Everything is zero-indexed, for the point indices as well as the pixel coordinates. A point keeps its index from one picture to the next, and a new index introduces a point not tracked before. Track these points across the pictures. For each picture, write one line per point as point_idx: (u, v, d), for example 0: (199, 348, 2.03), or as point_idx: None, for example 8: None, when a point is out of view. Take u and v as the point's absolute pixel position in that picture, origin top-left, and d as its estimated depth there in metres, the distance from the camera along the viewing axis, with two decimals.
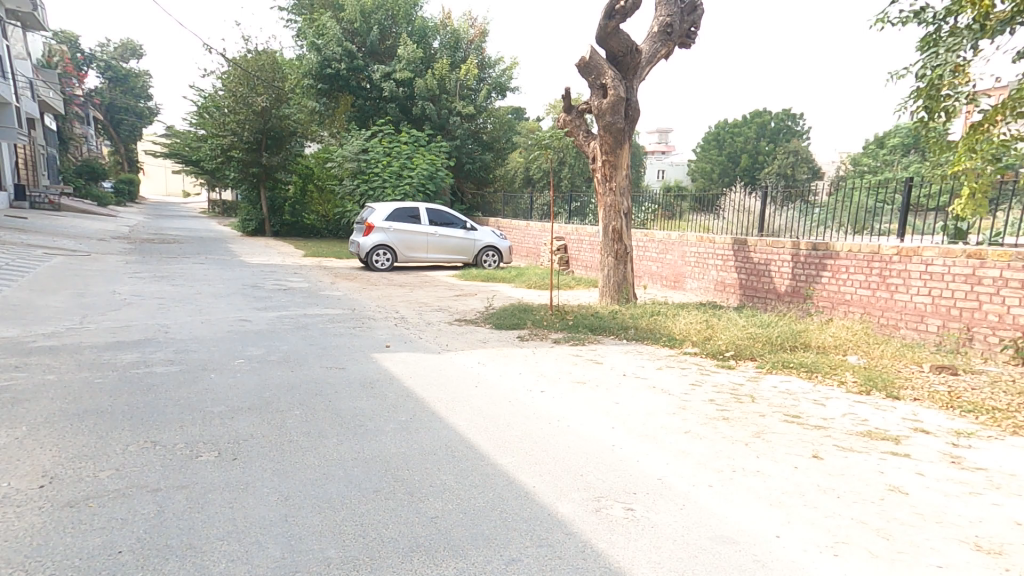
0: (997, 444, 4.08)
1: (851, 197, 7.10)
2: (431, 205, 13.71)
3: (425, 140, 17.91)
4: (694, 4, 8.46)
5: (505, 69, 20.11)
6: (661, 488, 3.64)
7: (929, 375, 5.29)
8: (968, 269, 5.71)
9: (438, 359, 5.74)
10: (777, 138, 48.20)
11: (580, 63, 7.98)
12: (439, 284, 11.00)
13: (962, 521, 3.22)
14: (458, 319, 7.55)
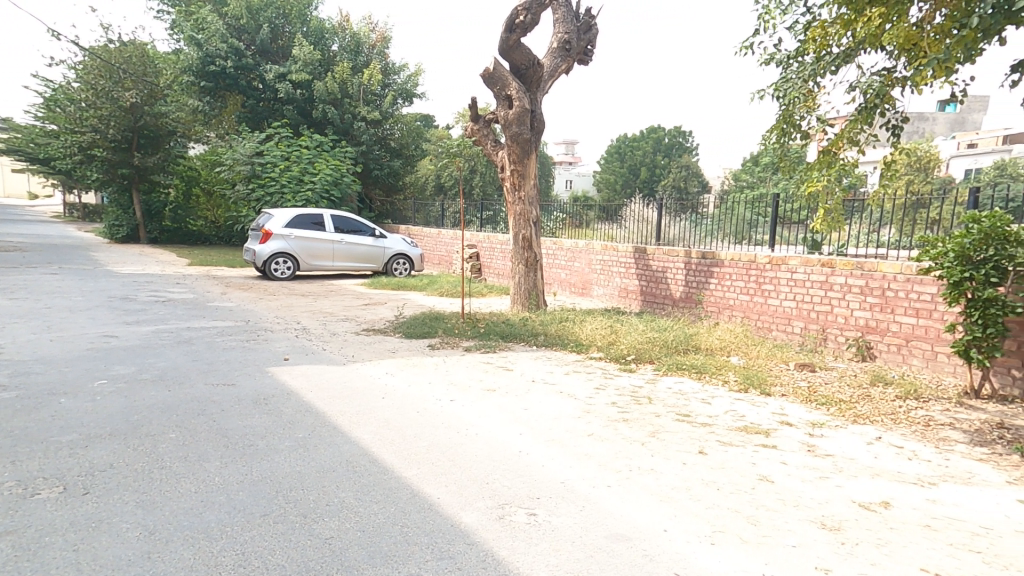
0: (843, 432, 4.71)
1: (733, 209, 7.83)
2: (336, 212, 13.21)
3: (328, 145, 17.27)
4: (589, 23, 8.92)
5: (409, 77, 19.80)
6: (564, 491, 3.78)
7: (794, 372, 5.99)
8: (822, 277, 6.55)
9: (343, 371, 5.53)
10: (673, 154, 52.18)
11: (484, 73, 8.13)
12: (347, 293, 10.61)
13: (814, 504, 3.68)
14: (365, 329, 7.33)
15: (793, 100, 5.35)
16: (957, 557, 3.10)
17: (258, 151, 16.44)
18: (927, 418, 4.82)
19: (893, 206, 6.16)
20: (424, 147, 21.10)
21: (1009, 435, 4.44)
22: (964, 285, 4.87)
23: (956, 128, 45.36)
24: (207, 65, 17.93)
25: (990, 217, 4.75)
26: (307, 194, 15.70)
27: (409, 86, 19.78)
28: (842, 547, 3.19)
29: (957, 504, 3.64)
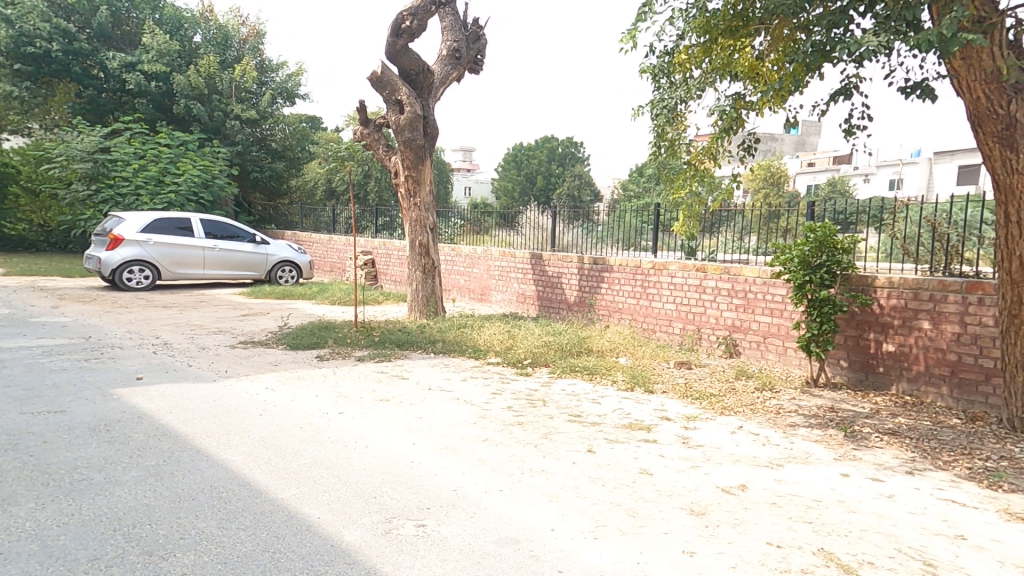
0: (712, 424, 5.18)
1: (623, 217, 8.32)
2: (206, 216, 12.20)
3: (194, 144, 15.96)
4: (478, 33, 9.01)
5: (291, 75, 18.71)
6: (455, 499, 3.76)
7: (673, 370, 6.49)
8: (697, 281, 7.18)
9: (212, 388, 5.08)
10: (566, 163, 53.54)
11: (372, 77, 7.98)
12: (222, 304, 9.78)
13: (686, 492, 3.99)
14: (243, 342, 6.80)
15: (664, 117, 5.81)
16: (795, 528, 3.52)
17: (101, 147, 14.69)
18: (778, 407, 5.45)
19: (755, 217, 6.88)
20: (312, 149, 20.10)
21: (838, 417, 5.15)
22: (805, 287, 5.62)
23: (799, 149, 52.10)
24: (23, 45, 15.90)
25: (822, 228, 5.61)
26: (169, 197, 14.44)
27: (290, 84, 18.60)
28: (705, 530, 3.49)
29: (798, 482, 4.14)
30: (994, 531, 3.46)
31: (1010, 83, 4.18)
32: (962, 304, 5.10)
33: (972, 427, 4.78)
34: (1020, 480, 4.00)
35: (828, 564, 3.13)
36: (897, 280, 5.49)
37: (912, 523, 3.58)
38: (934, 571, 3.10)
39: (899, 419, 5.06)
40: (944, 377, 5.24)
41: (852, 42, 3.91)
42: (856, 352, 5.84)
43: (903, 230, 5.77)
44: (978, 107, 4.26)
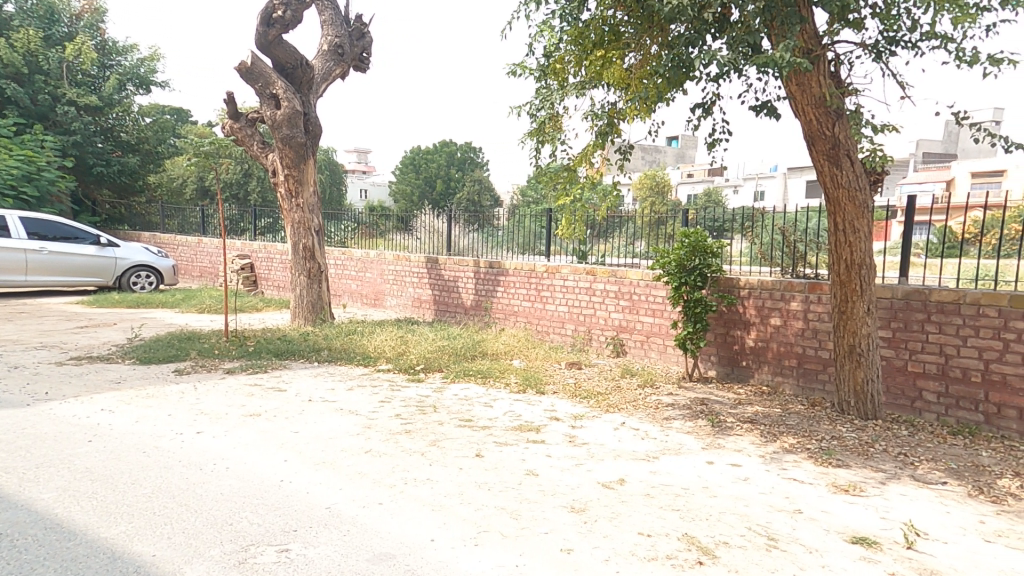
0: (597, 421, 5.32)
1: (522, 222, 8.45)
2: (27, 213, 10.81)
3: (8, 129, 13.96)
4: (361, 31, 9.31)
5: (143, 59, 17.24)
6: (328, 518, 3.45)
7: (564, 370, 6.66)
8: (587, 284, 7.46)
9: (24, 416, 4.50)
10: (466, 168, 53.02)
11: (242, 68, 7.89)
12: (51, 316, 8.63)
13: (568, 489, 3.95)
14: (76, 358, 6.07)
15: (543, 121, 5.75)
16: (665, 517, 3.65)
17: None
18: (657, 402, 5.76)
19: (642, 222, 7.20)
20: (174, 143, 18.62)
21: (707, 409, 5.54)
22: (681, 289, 5.99)
23: (681, 160, 56.51)
24: None
25: (695, 234, 6.01)
26: None
27: (142, 71, 17.11)
28: (584, 526, 3.44)
29: (670, 472, 4.35)
30: (824, 503, 3.92)
31: (834, 109, 4.74)
32: (804, 302, 5.70)
33: (813, 411, 5.42)
34: (845, 457, 4.64)
35: (690, 548, 3.28)
36: (755, 283, 6.04)
37: (761, 502, 3.91)
38: (776, 544, 3.38)
39: (756, 408, 5.59)
40: (791, 368, 5.85)
41: (707, 54, 4.18)
42: (724, 348, 6.37)
43: (760, 236, 6.33)
44: (811, 128, 4.79)
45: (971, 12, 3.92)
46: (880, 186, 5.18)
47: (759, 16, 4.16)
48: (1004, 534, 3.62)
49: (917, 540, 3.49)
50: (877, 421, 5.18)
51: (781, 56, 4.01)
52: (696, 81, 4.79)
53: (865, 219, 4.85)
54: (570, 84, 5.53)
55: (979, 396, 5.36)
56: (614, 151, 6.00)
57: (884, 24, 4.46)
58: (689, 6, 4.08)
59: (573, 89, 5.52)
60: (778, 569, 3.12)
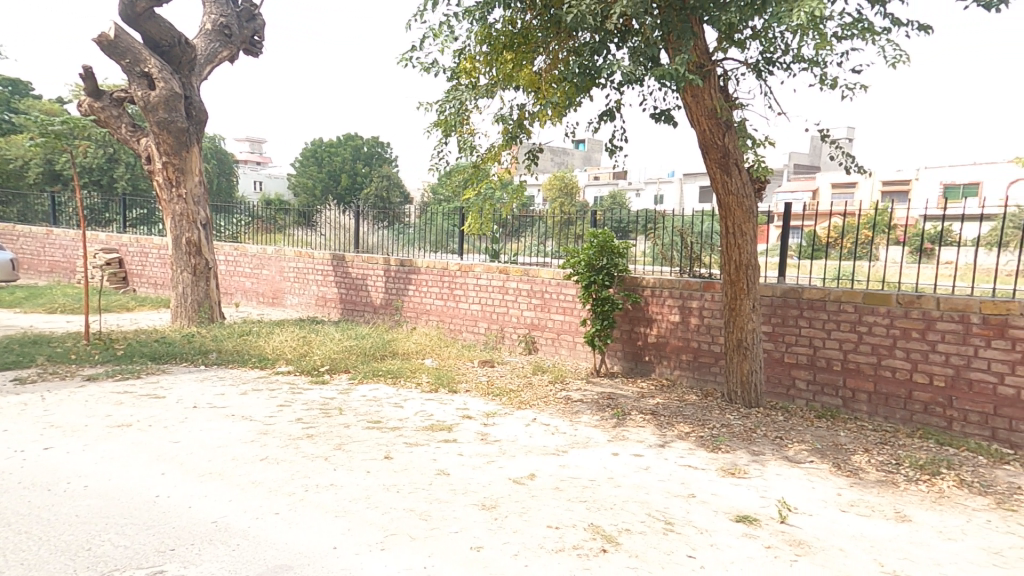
0: (509, 418, 5.34)
1: (433, 220, 8.29)
2: None
3: None
4: (252, 13, 8.78)
5: None
6: (214, 532, 3.10)
7: (477, 368, 6.64)
8: (500, 282, 7.49)
9: None
10: (373, 162, 50.98)
11: (104, 41, 7.04)
12: None
13: (480, 487, 3.90)
14: None
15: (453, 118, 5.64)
16: (572, 508, 3.73)
17: None
18: (566, 397, 5.90)
19: (552, 223, 7.34)
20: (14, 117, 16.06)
21: (613, 403, 5.78)
22: (591, 288, 6.20)
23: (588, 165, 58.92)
24: None
25: (603, 235, 6.26)
26: None
27: None
28: (494, 523, 3.41)
29: (578, 465, 4.47)
30: (714, 486, 4.25)
31: (725, 120, 5.15)
32: (700, 300, 6.15)
33: (707, 401, 5.87)
34: (733, 443, 5.07)
35: (595, 537, 3.37)
36: (657, 282, 6.43)
37: (660, 489, 4.15)
38: (672, 527, 3.60)
39: (656, 400, 5.95)
40: (688, 361, 6.28)
41: (610, 63, 4.29)
42: (628, 344, 6.73)
43: (661, 238, 6.71)
44: (706, 138, 5.18)
45: (831, 40, 4.45)
46: (762, 194, 5.72)
47: (657, 30, 4.41)
48: (855, 504, 4.17)
49: (789, 515, 3.90)
50: (759, 408, 5.73)
51: (676, 68, 4.26)
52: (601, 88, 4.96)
53: (751, 223, 5.34)
54: (479, 84, 5.51)
55: (839, 382, 6.18)
56: (524, 152, 6.02)
57: (764, 45, 4.88)
58: (590, 16, 4.23)
59: (483, 89, 5.49)
60: (673, 550, 3.32)
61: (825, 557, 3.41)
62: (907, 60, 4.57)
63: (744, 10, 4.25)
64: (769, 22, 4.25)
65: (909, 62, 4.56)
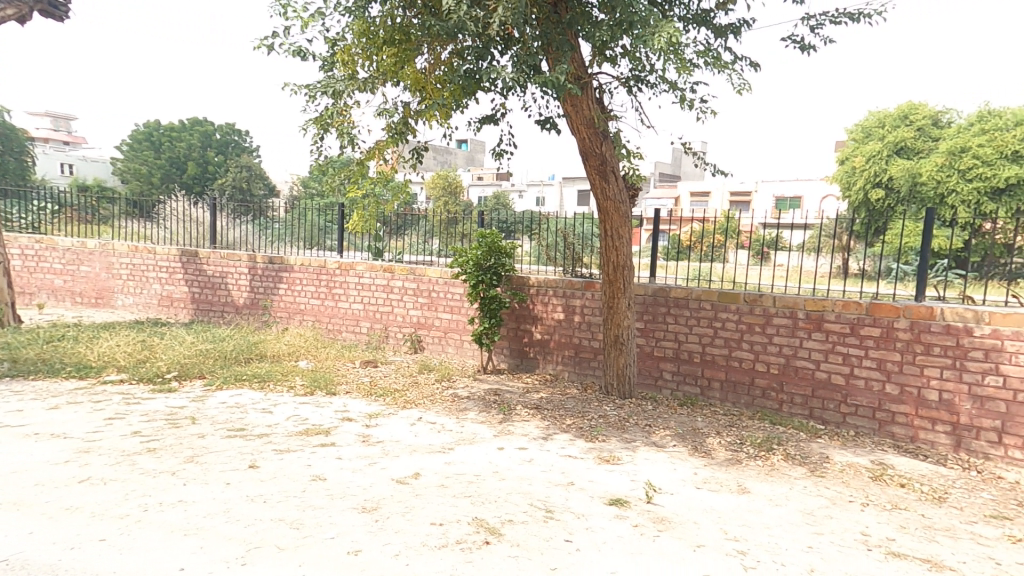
0: (393, 418, 5.22)
1: (304, 215, 7.89)
2: None
3: None
4: None
5: None
6: (14, 570, 2.60)
7: (359, 369, 6.43)
8: (384, 281, 7.38)
9: None
10: (227, 150, 46.64)
11: None
12: None
13: (359, 490, 3.75)
14: None
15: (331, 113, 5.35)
16: (457, 504, 3.76)
17: None
18: (453, 395, 5.93)
19: (437, 221, 7.29)
20: None
21: (500, 399, 5.90)
22: (478, 287, 6.28)
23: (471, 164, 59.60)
24: None
25: (491, 235, 6.36)
26: None
27: None
28: (374, 525, 3.31)
29: (463, 461, 4.50)
30: (591, 474, 4.56)
31: (602, 130, 5.54)
32: (581, 298, 6.52)
33: (586, 394, 6.27)
34: (608, 432, 5.48)
35: (478, 530, 3.43)
36: (542, 282, 6.71)
37: (542, 479, 4.34)
38: (552, 515, 3.79)
39: (540, 394, 6.21)
40: (569, 357, 6.66)
41: (495, 70, 4.32)
42: (514, 342, 6.98)
43: (546, 239, 7.03)
44: (585, 146, 5.54)
45: (688, 64, 5.01)
46: (636, 200, 6.23)
47: (536, 40, 4.63)
48: (707, 481, 4.74)
49: (655, 495, 4.31)
50: (631, 399, 6.24)
51: (556, 77, 4.50)
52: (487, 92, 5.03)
53: (627, 227, 5.80)
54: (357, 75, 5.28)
55: (698, 373, 6.99)
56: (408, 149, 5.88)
57: (634, 64, 5.30)
58: (471, 22, 4.27)
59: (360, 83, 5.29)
60: (552, 536, 3.50)
61: (682, 530, 3.83)
62: (750, 88, 5.27)
63: (614, 29, 4.62)
64: (637, 43, 4.63)
65: (751, 90, 5.26)
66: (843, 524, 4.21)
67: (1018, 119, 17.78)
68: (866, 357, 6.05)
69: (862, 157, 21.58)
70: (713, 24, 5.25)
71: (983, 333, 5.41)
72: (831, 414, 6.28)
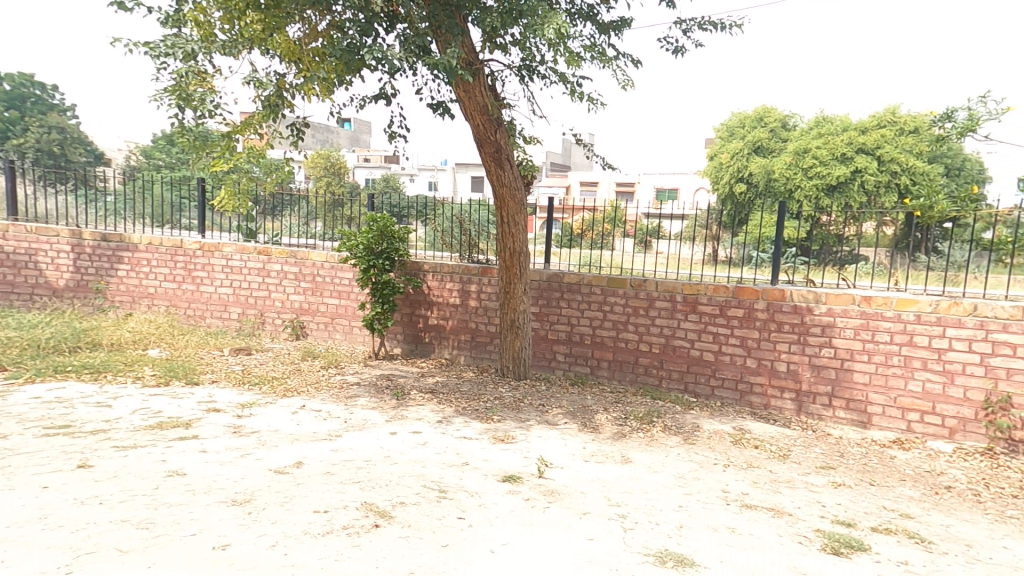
0: (272, 407, 5.02)
1: (152, 191, 7.70)
2: None
3: None
4: None
5: None
6: None
7: (229, 358, 6.32)
8: (260, 264, 7.34)
9: None
10: None
11: None
12: None
13: (228, 484, 3.55)
14: None
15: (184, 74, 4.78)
16: (344, 490, 3.69)
17: None
18: (341, 381, 5.87)
19: (317, 203, 7.30)
20: None
21: (392, 383, 5.92)
22: (370, 271, 6.16)
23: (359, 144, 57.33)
24: None
25: (382, 218, 6.22)
26: None
27: None
28: (247, 517, 3.16)
29: (352, 447, 4.41)
30: (485, 453, 4.70)
31: (496, 117, 5.63)
32: (478, 283, 6.62)
33: (483, 376, 6.43)
34: (504, 413, 5.66)
35: (367, 514, 3.40)
36: (438, 267, 6.73)
37: (436, 461, 4.40)
38: (445, 494, 3.87)
39: (435, 378, 6.27)
40: (466, 341, 6.76)
41: (381, 49, 4.21)
42: (409, 327, 6.97)
43: (441, 224, 7.09)
44: (479, 132, 5.60)
45: (576, 58, 5.25)
46: (531, 188, 6.43)
47: (424, 21, 4.63)
48: (595, 454, 5.09)
49: (547, 470, 4.56)
50: (527, 379, 6.46)
51: (447, 61, 4.48)
52: (372, 72, 4.89)
53: (523, 214, 5.97)
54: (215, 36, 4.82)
55: (588, 354, 7.46)
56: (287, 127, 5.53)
57: (524, 53, 5.43)
58: None
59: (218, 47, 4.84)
60: (445, 515, 3.57)
61: (570, 500, 4.09)
62: (632, 85, 5.66)
63: (504, 17, 4.70)
64: (527, 32, 4.76)
65: (634, 87, 5.66)
66: (708, 484, 4.76)
67: (847, 125, 20.64)
68: (732, 336, 6.80)
69: (727, 155, 23.72)
70: (598, 21, 5.54)
71: (821, 311, 6.32)
72: (702, 387, 6.99)
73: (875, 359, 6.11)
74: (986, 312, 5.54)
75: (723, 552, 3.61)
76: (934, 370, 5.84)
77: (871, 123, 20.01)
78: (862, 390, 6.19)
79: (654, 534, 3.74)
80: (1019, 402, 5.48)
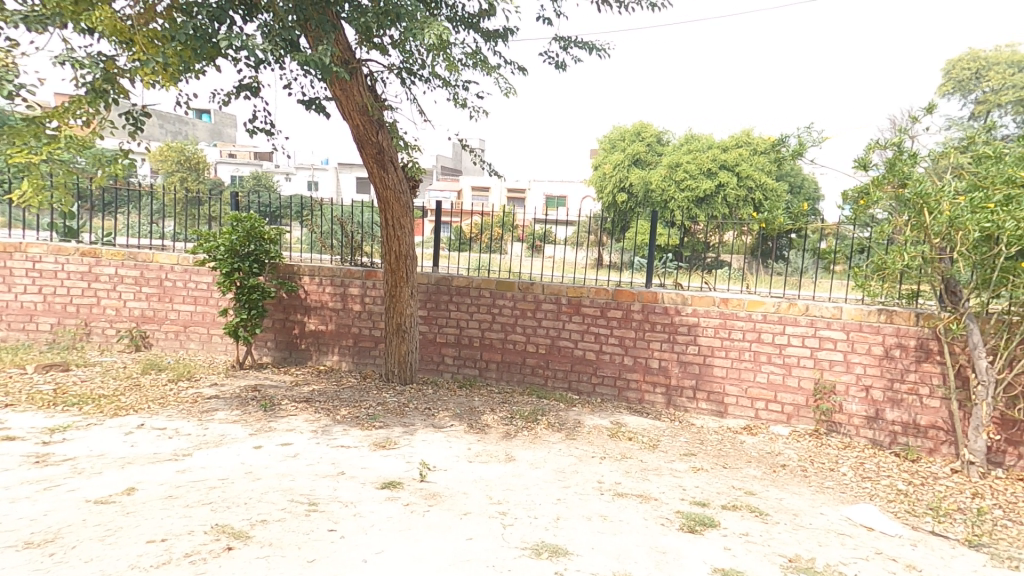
0: (97, 430, 4.52)
1: None
2: None
3: None
4: None
5: None
6: None
7: (33, 376, 5.59)
8: (86, 267, 6.68)
9: None
10: None
11: None
12: None
13: (23, 523, 3.10)
14: None
15: None
16: (189, 514, 3.38)
17: None
18: (195, 395, 5.43)
19: (170, 202, 6.78)
20: None
21: (258, 394, 5.58)
22: (234, 275, 5.73)
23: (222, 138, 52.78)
24: None
25: (248, 218, 5.80)
26: None
27: None
28: (48, 560, 2.78)
29: (205, 467, 4.07)
30: (364, 461, 4.57)
31: (377, 117, 5.49)
32: (361, 286, 6.43)
33: (365, 382, 6.25)
34: (387, 418, 5.54)
35: (219, 537, 3.15)
36: (317, 270, 6.47)
37: (307, 473, 4.19)
38: (315, 507, 3.70)
39: (311, 387, 5.98)
40: (349, 346, 6.54)
41: (241, 37, 3.92)
42: (282, 334, 6.64)
43: (319, 226, 6.82)
44: (359, 131, 5.43)
45: (456, 64, 5.29)
46: (417, 190, 6.35)
47: (289, 13, 4.41)
48: (479, 455, 5.16)
49: (430, 473, 4.54)
50: (413, 383, 6.38)
51: (319, 57, 4.29)
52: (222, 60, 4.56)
53: (409, 216, 5.88)
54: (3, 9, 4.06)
55: (477, 356, 7.58)
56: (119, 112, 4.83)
57: (403, 55, 5.39)
58: None
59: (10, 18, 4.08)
60: (314, 529, 3.42)
61: (451, 502, 4.11)
62: (514, 92, 5.89)
63: (380, 18, 4.63)
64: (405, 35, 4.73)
65: (516, 93, 5.89)
66: (585, 476, 5.03)
67: (711, 142, 22.80)
68: (611, 335, 7.25)
69: (610, 165, 25.77)
70: (480, 29, 5.64)
71: (687, 312, 6.96)
72: (585, 385, 7.38)
73: (731, 354, 6.85)
74: (815, 311, 6.44)
75: (595, 539, 3.84)
76: (776, 363, 6.68)
77: (731, 142, 22.30)
78: (720, 383, 6.92)
79: (531, 528, 3.88)
80: (839, 388, 6.44)
